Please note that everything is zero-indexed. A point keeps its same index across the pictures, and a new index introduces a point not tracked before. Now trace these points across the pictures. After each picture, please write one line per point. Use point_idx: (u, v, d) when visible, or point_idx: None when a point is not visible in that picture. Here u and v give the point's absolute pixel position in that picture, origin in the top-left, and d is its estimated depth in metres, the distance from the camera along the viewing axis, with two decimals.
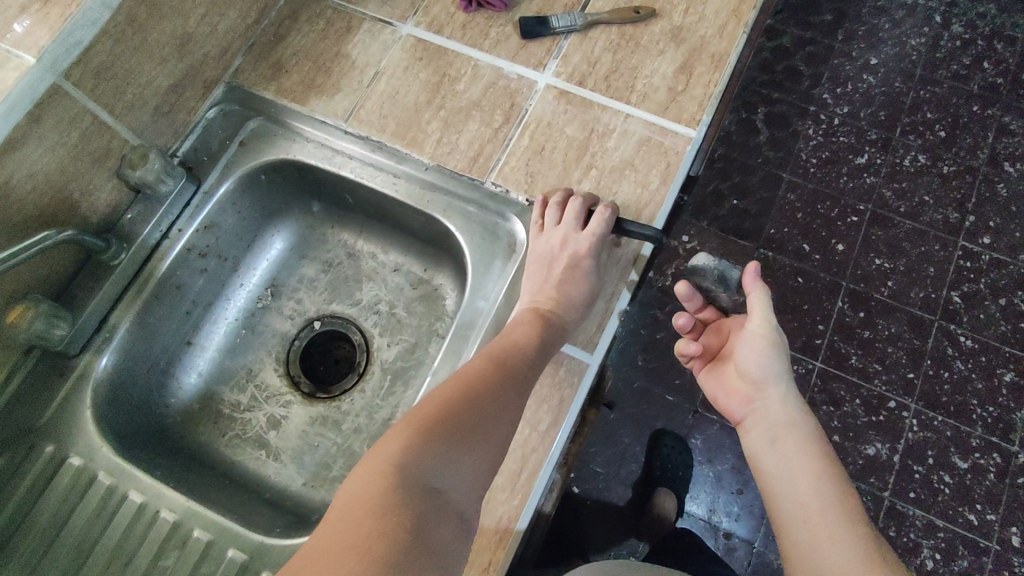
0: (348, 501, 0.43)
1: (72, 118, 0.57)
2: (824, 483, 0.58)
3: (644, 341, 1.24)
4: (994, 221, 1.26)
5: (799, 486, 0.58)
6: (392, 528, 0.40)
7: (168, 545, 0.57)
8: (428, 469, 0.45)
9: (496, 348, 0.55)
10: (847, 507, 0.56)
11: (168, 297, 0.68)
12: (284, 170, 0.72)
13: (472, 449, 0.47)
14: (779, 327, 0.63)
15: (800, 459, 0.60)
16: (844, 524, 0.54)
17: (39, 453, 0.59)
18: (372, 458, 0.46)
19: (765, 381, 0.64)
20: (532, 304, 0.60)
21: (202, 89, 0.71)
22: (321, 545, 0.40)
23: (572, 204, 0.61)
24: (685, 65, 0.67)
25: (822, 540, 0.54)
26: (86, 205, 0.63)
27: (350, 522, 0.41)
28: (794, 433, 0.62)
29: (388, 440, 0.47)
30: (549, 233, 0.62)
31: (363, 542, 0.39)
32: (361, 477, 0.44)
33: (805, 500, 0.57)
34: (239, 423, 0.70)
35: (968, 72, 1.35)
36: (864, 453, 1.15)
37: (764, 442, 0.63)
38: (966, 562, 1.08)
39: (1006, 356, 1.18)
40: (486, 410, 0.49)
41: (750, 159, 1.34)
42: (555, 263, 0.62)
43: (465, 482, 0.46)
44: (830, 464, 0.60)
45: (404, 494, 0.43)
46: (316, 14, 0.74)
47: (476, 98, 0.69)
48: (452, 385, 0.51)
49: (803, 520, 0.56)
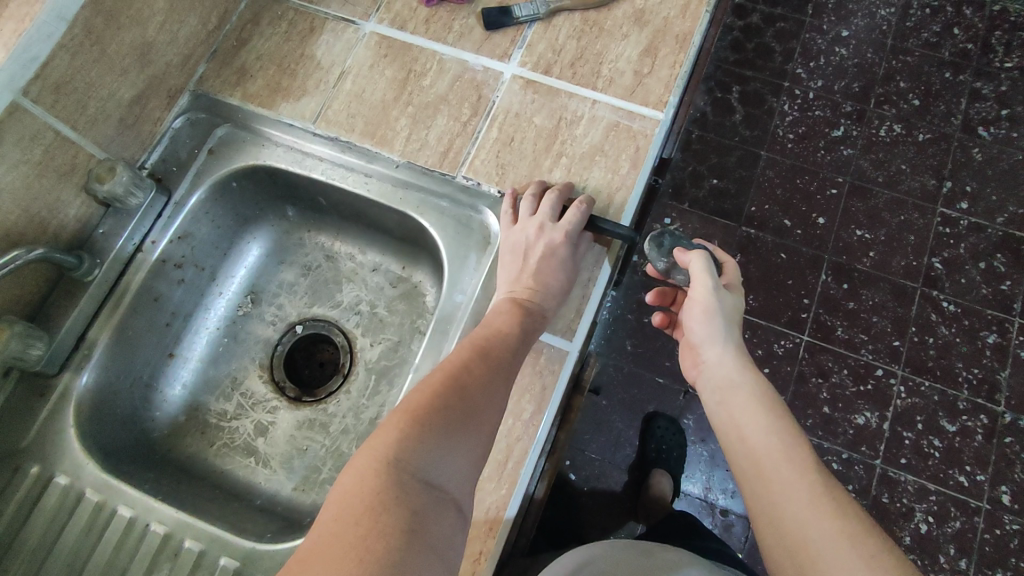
0: (342, 499, 0.41)
1: (33, 135, 0.56)
2: (772, 432, 0.55)
3: (632, 327, 1.25)
4: (971, 186, 1.27)
5: (750, 440, 0.56)
6: (393, 526, 0.39)
7: (161, 557, 0.56)
8: (423, 463, 0.44)
9: (480, 337, 0.54)
10: (800, 452, 0.53)
11: (146, 310, 0.68)
12: (255, 176, 0.72)
13: (464, 440, 0.47)
14: (717, 296, 0.62)
15: (748, 412, 0.58)
16: (798, 469, 0.52)
17: (25, 473, 0.59)
18: (363, 452, 0.44)
19: (708, 343, 0.64)
20: (510, 295, 0.59)
21: (166, 98, 0.71)
22: (317, 548, 0.38)
23: (548, 198, 0.61)
24: (650, 47, 0.67)
25: (780, 491, 0.51)
26: (55, 222, 0.62)
27: (348, 522, 0.39)
28: (739, 386, 0.60)
29: (379, 433, 0.45)
30: (524, 224, 0.61)
31: (363, 542, 0.38)
32: (353, 474, 0.42)
33: (758, 453, 0.55)
34: (227, 432, 0.70)
35: (938, 40, 1.36)
36: (854, 423, 1.16)
37: (715, 401, 0.62)
38: (959, 523, 1.10)
39: (988, 319, 1.20)
40: (476, 400, 0.49)
41: (727, 138, 1.34)
42: (530, 253, 0.61)
43: (458, 474, 0.45)
44: (776, 409, 0.57)
45: (402, 489, 0.41)
46: (278, 16, 0.73)
47: (444, 92, 0.68)
48: (439, 374, 0.50)
49: (758, 474, 0.54)
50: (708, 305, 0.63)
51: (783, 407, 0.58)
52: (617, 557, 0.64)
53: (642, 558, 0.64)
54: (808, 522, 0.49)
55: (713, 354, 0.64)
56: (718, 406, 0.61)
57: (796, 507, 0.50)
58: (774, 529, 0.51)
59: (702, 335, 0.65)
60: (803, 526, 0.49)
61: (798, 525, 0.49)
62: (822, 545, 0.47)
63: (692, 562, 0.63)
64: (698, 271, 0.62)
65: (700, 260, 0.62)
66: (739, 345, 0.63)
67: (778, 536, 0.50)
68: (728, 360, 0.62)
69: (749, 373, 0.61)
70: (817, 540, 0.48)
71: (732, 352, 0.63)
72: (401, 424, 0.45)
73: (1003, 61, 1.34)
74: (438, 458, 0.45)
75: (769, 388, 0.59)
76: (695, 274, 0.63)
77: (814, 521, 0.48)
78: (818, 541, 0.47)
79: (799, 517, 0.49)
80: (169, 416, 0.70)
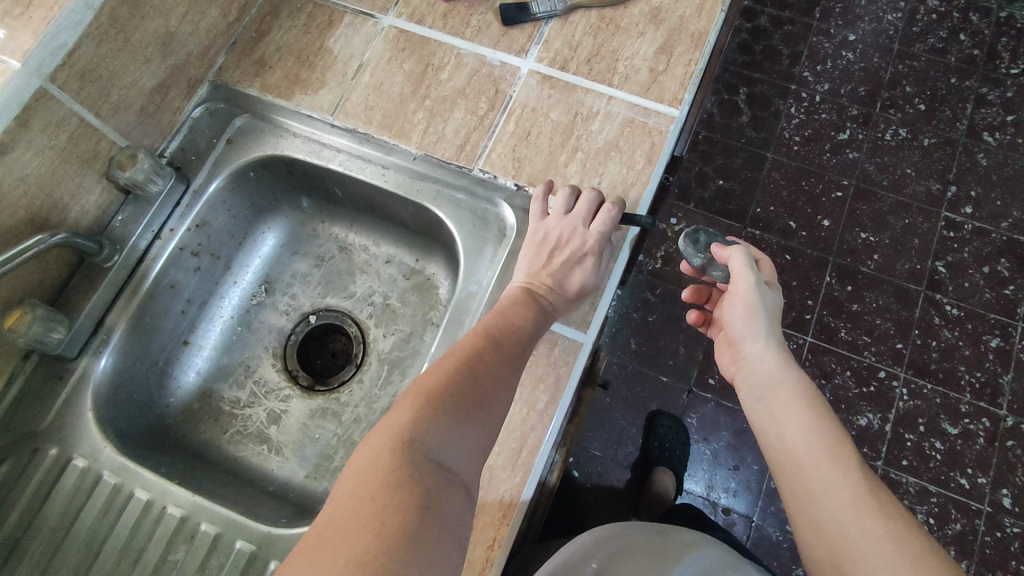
0: (357, 476, 0.41)
1: (59, 121, 0.57)
2: (813, 430, 0.55)
3: (636, 325, 1.25)
4: (975, 191, 1.28)
5: (789, 439, 0.56)
6: (408, 502, 0.40)
7: (177, 540, 0.57)
8: (435, 443, 0.44)
9: (489, 325, 0.55)
10: (840, 450, 0.53)
11: (162, 298, 0.69)
12: (273, 167, 0.73)
13: (474, 423, 0.47)
14: (758, 289, 0.63)
15: (788, 411, 0.58)
16: (839, 468, 0.52)
17: (44, 455, 0.59)
18: (377, 432, 0.44)
19: (749, 339, 0.65)
20: (525, 283, 0.60)
21: (186, 88, 0.71)
22: (334, 522, 0.39)
23: (587, 198, 0.62)
24: (665, 45, 0.68)
25: (820, 490, 0.52)
26: (77, 208, 0.63)
27: (363, 497, 0.40)
28: (779, 384, 0.60)
29: (392, 414, 0.46)
30: (558, 221, 0.62)
31: (380, 516, 0.38)
32: (367, 452, 0.43)
33: (798, 450, 0.55)
34: (240, 419, 0.71)
35: (945, 45, 1.37)
36: (857, 424, 1.17)
37: (755, 398, 0.62)
38: (959, 525, 1.11)
39: (991, 323, 1.21)
40: (486, 386, 0.49)
41: (733, 140, 1.35)
42: (558, 252, 0.62)
43: (468, 456, 0.46)
44: (818, 406, 0.57)
45: (415, 468, 0.42)
46: (297, 9, 0.74)
47: (460, 86, 0.69)
48: (450, 360, 0.50)
49: (798, 471, 0.54)
50: (750, 300, 0.63)
51: (823, 405, 0.57)
52: (633, 536, 0.65)
53: (657, 538, 0.66)
54: (847, 523, 0.49)
55: (753, 350, 0.64)
56: (758, 402, 0.62)
57: (836, 506, 0.51)
58: (814, 525, 0.52)
59: (742, 331, 0.65)
60: (843, 525, 0.49)
61: (838, 524, 0.50)
62: (863, 545, 0.48)
63: (706, 540, 0.66)
64: (738, 265, 0.63)
65: (739, 254, 0.64)
66: (780, 343, 0.64)
67: (818, 533, 0.51)
68: (768, 356, 0.63)
69: (791, 371, 0.61)
70: (858, 540, 0.48)
71: (773, 350, 0.63)
72: (414, 406, 0.46)
73: (1009, 67, 1.34)
74: (450, 439, 0.45)
75: (812, 386, 0.59)
76: (735, 268, 0.64)
77: (855, 521, 0.49)
78: (859, 541, 0.48)
79: (839, 517, 0.50)
80: (182, 402, 0.71)
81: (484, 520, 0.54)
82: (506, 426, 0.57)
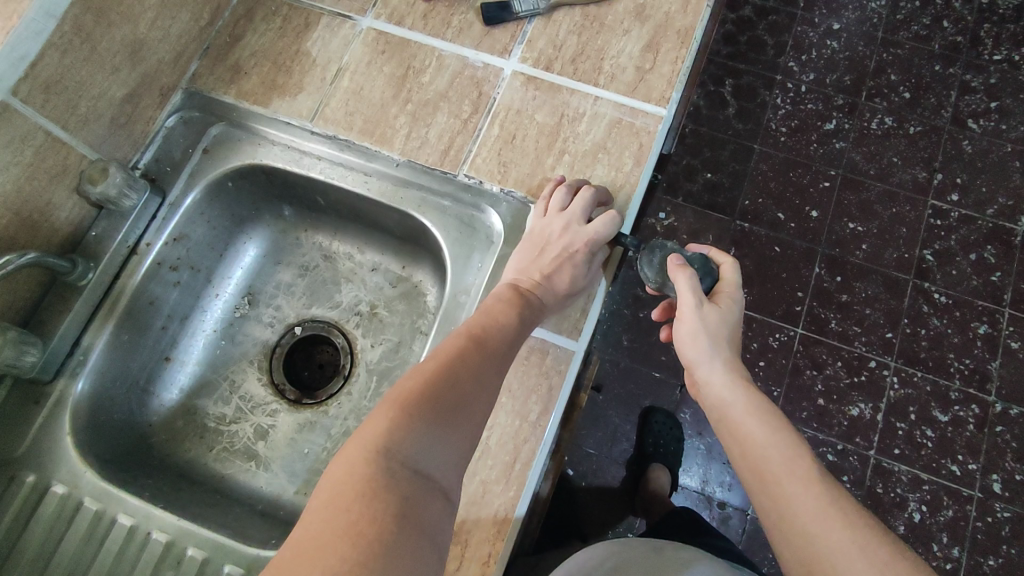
0: (333, 486, 0.39)
1: (24, 135, 0.55)
2: (775, 445, 0.53)
3: (627, 321, 1.24)
4: (961, 178, 1.28)
5: (753, 452, 0.54)
6: (386, 511, 0.38)
7: (163, 566, 0.56)
8: (414, 451, 0.42)
9: (473, 325, 0.53)
10: (802, 463, 0.52)
11: (143, 313, 0.67)
12: (251, 176, 0.71)
13: (455, 430, 0.46)
14: (707, 314, 0.61)
15: (747, 429, 0.56)
16: (802, 482, 0.51)
17: (21, 482, 0.57)
18: (354, 440, 0.42)
19: (697, 363, 0.61)
20: (513, 281, 0.59)
21: (159, 97, 0.69)
22: (310, 533, 0.37)
23: (582, 197, 0.60)
24: (651, 43, 0.66)
25: (788, 504, 0.50)
26: (47, 225, 0.60)
27: (339, 508, 0.38)
28: (731, 405, 0.58)
29: (369, 421, 0.43)
30: (551, 219, 0.60)
31: (356, 527, 0.37)
32: (343, 462, 0.41)
33: (758, 461, 0.53)
34: (226, 436, 0.69)
35: (929, 32, 1.36)
36: (848, 414, 1.17)
37: (717, 423, 0.60)
38: (951, 511, 1.12)
39: (979, 310, 1.21)
40: (468, 390, 0.47)
41: (720, 132, 1.34)
42: (548, 248, 0.61)
43: (449, 462, 0.44)
44: (775, 420, 0.55)
45: (393, 476, 0.40)
46: (272, 12, 0.71)
47: (442, 89, 0.68)
48: (432, 363, 0.48)
49: (766, 486, 0.52)
50: (693, 321, 0.61)
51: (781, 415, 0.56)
52: (629, 555, 0.65)
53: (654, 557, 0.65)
54: (816, 533, 0.48)
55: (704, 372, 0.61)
56: (719, 425, 0.59)
57: (803, 520, 0.49)
58: (786, 538, 0.50)
59: (692, 356, 0.62)
60: (813, 538, 0.48)
61: (808, 537, 0.48)
62: (835, 556, 0.46)
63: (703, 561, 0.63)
64: (683, 287, 0.61)
65: (685, 278, 0.62)
66: (731, 360, 0.61)
67: (789, 545, 0.49)
68: (718, 377, 0.60)
69: (740, 390, 0.58)
70: (829, 551, 0.47)
71: (721, 370, 0.60)
72: (393, 412, 0.43)
73: (991, 54, 1.34)
74: (430, 446, 0.43)
75: (761, 399, 0.57)
76: (681, 291, 0.62)
77: (823, 533, 0.47)
78: (829, 551, 0.47)
79: (808, 529, 0.48)
80: (165, 418, 0.69)
81: (479, 537, 0.53)
82: (499, 439, 0.56)
